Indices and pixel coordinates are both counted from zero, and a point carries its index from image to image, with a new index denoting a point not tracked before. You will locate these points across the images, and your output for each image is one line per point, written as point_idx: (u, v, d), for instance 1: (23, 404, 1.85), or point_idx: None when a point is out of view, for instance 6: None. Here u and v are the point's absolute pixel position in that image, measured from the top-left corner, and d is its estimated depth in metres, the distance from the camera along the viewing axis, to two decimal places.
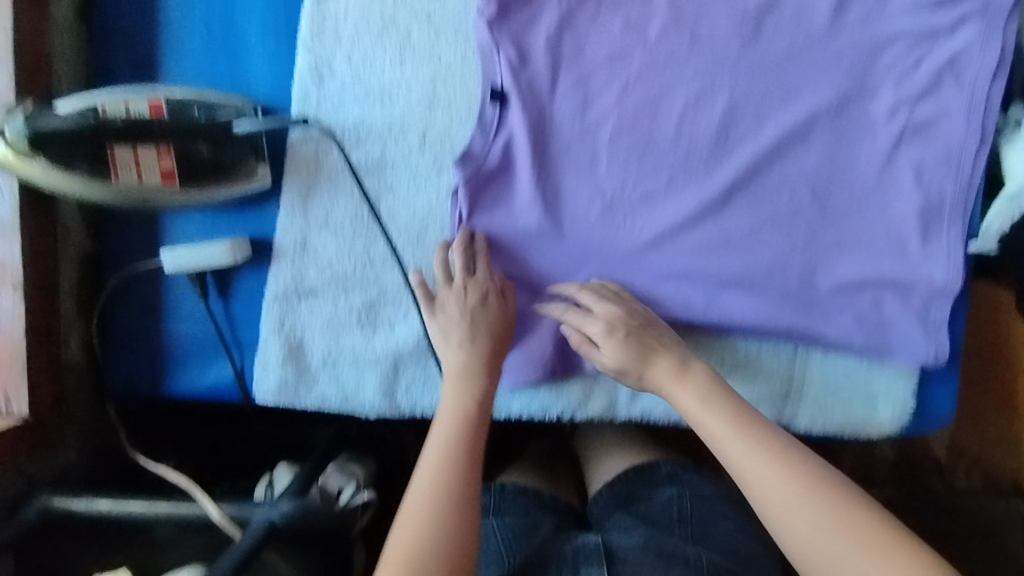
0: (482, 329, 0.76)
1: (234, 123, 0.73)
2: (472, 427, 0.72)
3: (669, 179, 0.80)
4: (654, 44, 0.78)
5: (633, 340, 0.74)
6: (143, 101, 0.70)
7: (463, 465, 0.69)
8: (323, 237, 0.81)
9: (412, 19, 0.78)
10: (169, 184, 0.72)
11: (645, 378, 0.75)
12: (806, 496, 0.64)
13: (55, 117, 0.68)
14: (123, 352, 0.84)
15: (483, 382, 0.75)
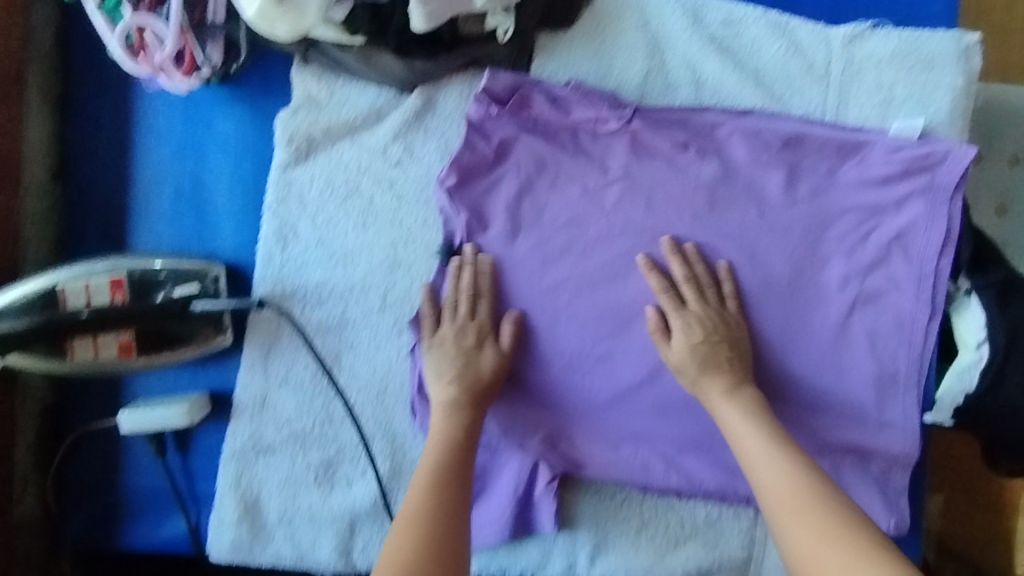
0: (473, 369, 0.76)
1: (193, 300, 0.74)
2: (460, 451, 0.72)
3: (626, 342, 0.80)
4: (610, 213, 0.79)
5: (700, 357, 0.74)
6: (103, 278, 0.72)
7: (444, 488, 0.68)
8: (282, 394, 0.81)
9: (374, 186, 0.80)
10: (127, 356, 0.74)
11: (696, 386, 0.75)
12: (809, 509, 0.62)
13: (20, 299, 0.71)
14: (82, 503, 0.84)
15: (468, 411, 0.75)
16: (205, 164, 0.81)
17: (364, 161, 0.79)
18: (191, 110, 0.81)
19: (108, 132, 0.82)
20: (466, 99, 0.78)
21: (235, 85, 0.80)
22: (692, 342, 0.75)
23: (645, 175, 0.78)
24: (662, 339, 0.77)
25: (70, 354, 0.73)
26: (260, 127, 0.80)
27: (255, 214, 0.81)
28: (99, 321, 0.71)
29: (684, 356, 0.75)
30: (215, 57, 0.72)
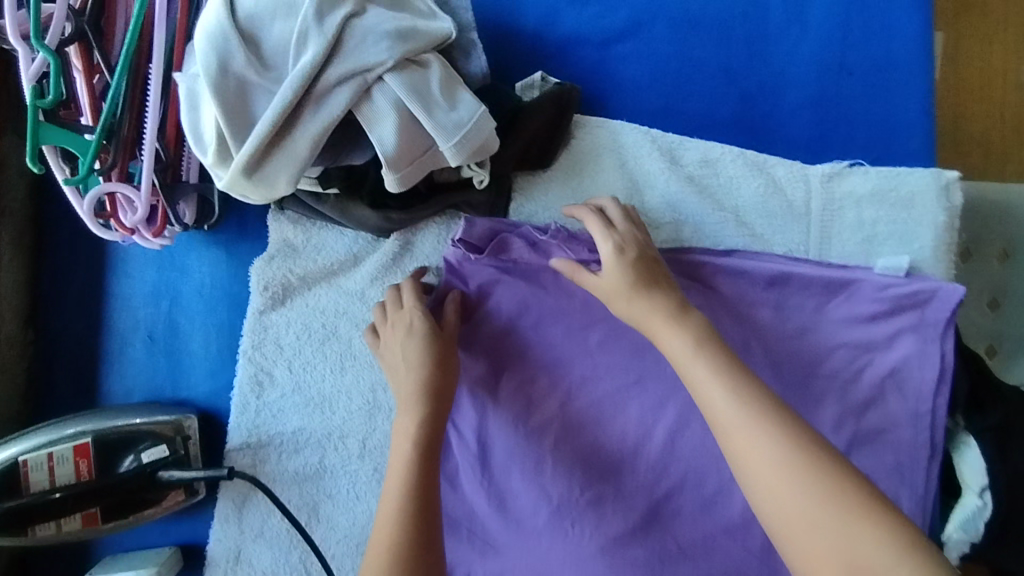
0: (420, 354, 0.69)
1: (164, 468, 0.72)
2: (423, 462, 0.63)
3: (615, 487, 0.77)
4: (595, 352, 0.77)
5: (640, 272, 0.66)
6: (67, 447, 0.70)
7: (410, 513, 0.60)
8: (258, 547, 0.78)
9: (352, 329, 0.78)
10: (91, 525, 0.72)
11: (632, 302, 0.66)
12: (789, 466, 0.51)
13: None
14: None
15: (425, 414, 0.66)
16: (180, 309, 0.80)
17: (342, 304, 0.78)
18: (167, 255, 0.80)
19: (85, 279, 0.81)
20: (443, 241, 0.78)
21: (208, 230, 0.79)
22: (628, 258, 0.67)
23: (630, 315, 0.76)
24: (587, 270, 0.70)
25: (29, 530, 0.70)
26: (236, 272, 0.79)
27: (229, 358, 0.79)
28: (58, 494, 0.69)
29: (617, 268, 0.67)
30: (187, 218, 0.74)
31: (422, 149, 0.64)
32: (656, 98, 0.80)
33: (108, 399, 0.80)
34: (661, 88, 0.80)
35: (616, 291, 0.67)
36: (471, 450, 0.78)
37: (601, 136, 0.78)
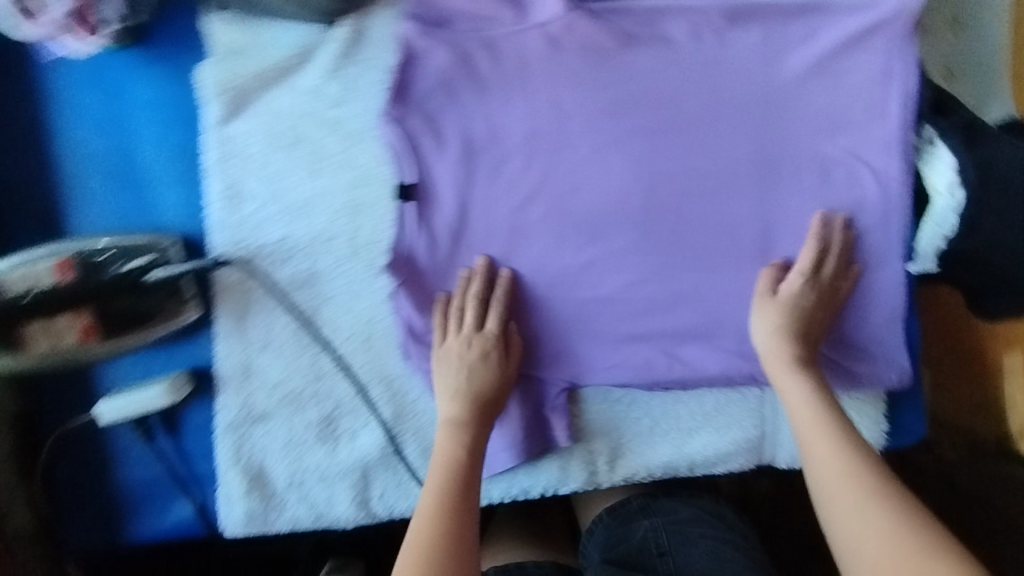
0: (478, 384, 0.75)
1: (149, 273, 0.72)
2: (465, 464, 0.71)
3: (604, 250, 0.78)
4: (566, 118, 0.76)
5: (797, 321, 0.75)
6: (49, 263, 0.69)
7: (452, 503, 0.68)
8: (266, 359, 0.79)
9: (317, 128, 0.76)
10: (87, 342, 0.70)
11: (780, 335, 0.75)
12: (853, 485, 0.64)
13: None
14: (74, 509, 0.81)
15: (466, 421, 0.74)
16: (133, 134, 0.76)
17: (303, 102, 0.75)
18: (108, 78, 0.75)
19: (24, 119, 0.76)
20: (396, 25, 0.75)
21: (146, 44, 0.75)
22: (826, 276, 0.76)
23: (595, 74, 0.75)
24: (769, 287, 0.76)
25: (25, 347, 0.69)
26: (184, 82, 0.75)
27: (194, 177, 0.77)
28: (53, 305, 0.68)
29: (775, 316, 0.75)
30: (117, 14, 0.71)
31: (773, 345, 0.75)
32: None
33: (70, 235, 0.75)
34: None
35: (769, 316, 0.76)
36: (452, 229, 0.77)
37: None
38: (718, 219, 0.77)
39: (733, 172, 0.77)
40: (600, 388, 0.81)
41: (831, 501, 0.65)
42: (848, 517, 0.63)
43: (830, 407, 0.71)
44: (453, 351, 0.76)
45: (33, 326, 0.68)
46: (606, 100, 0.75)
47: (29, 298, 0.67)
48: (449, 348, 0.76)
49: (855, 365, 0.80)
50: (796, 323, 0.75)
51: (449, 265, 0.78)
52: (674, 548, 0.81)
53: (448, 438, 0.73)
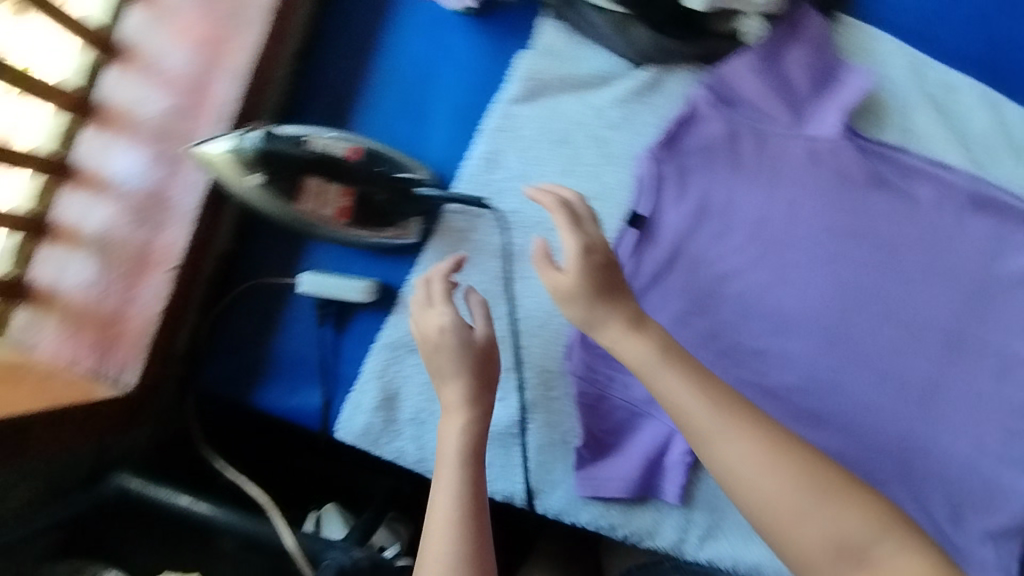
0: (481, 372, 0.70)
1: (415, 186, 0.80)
2: (474, 462, 0.66)
3: (781, 345, 0.83)
4: (796, 222, 0.83)
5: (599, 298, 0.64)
6: (344, 144, 0.77)
7: (467, 523, 0.62)
8: (449, 302, 0.85)
9: (587, 138, 0.85)
10: (340, 219, 0.77)
11: (591, 309, 0.64)
12: (792, 488, 0.53)
13: (281, 139, 0.74)
14: (219, 354, 0.85)
15: (475, 413, 0.68)
16: (437, 77, 0.86)
17: (585, 114, 0.85)
18: (439, 26, 0.86)
19: (358, 29, 0.87)
20: (692, 86, 0.84)
21: (484, 16, 0.86)
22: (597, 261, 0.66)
23: (838, 200, 0.82)
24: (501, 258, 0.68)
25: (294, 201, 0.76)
26: (497, 56, 0.86)
27: (468, 132, 0.86)
28: (337, 174, 0.76)
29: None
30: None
31: (602, 316, 0.64)
32: (912, 18, 0.87)
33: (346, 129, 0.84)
34: (919, 12, 0.87)
35: (573, 303, 0.65)
36: (659, 266, 0.84)
37: (857, 35, 0.86)
38: (893, 368, 0.82)
39: (922, 331, 0.82)
40: None
41: (782, 525, 0.53)
42: (791, 524, 0.53)
43: (741, 419, 0.56)
44: (427, 322, 0.72)
45: (312, 180, 0.76)
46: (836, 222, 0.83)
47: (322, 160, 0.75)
48: (420, 321, 0.73)
49: (967, 558, 0.80)
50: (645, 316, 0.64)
51: (640, 296, 0.84)
52: None
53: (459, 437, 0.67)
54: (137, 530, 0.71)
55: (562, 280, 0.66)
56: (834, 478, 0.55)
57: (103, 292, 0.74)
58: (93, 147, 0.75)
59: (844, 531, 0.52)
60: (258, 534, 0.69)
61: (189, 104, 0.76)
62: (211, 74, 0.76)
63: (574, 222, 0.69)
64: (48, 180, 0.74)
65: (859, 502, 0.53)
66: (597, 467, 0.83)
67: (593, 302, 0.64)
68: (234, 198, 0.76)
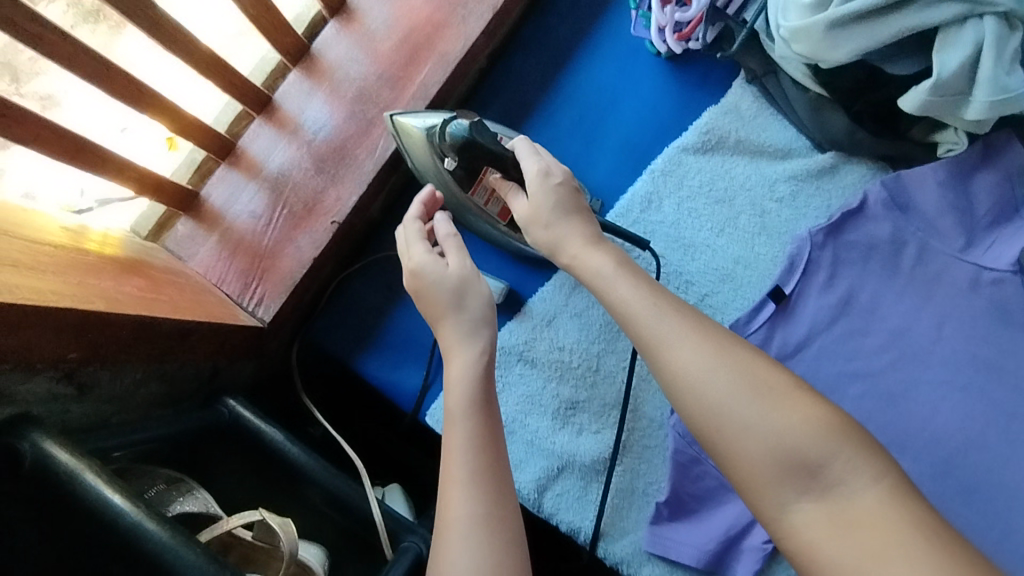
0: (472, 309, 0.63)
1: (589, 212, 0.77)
2: (482, 414, 0.59)
3: (892, 461, 0.80)
4: (939, 342, 0.82)
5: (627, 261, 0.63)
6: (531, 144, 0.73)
7: (488, 472, 0.57)
8: (569, 323, 0.86)
9: (748, 205, 0.86)
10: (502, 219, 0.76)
11: (551, 226, 0.66)
12: (775, 410, 0.51)
13: (483, 136, 0.72)
14: (341, 312, 0.88)
15: (486, 361, 0.62)
16: (620, 112, 0.89)
17: (751, 181, 0.86)
18: (636, 66, 0.90)
19: (557, 48, 0.91)
20: (869, 181, 0.84)
21: (680, 66, 0.89)
22: (554, 183, 0.67)
23: (986, 334, 0.81)
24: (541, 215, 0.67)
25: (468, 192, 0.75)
26: (683, 106, 0.89)
27: (634, 171, 0.89)
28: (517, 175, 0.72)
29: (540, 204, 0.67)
30: (708, 39, 0.85)
31: (565, 235, 0.66)
32: None
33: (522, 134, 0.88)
34: None
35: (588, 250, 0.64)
36: (788, 347, 0.83)
37: None
38: (1010, 522, 0.77)
39: None
40: None
41: (769, 475, 0.50)
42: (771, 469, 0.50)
43: (730, 346, 0.55)
44: (428, 258, 0.65)
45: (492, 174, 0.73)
46: (980, 355, 0.81)
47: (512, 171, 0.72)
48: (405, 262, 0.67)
49: None
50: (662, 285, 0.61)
51: None
52: None
53: (463, 379, 0.60)
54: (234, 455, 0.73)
55: (523, 207, 0.69)
56: (742, 362, 0.54)
57: (264, 225, 0.77)
58: (296, 92, 0.81)
59: (791, 437, 0.50)
60: (351, 500, 0.69)
61: (394, 75, 0.80)
62: (421, 54, 0.80)
63: (536, 150, 0.70)
64: (250, 111, 0.80)
65: (854, 433, 0.50)
66: (669, 529, 0.80)
67: (553, 222, 0.66)
68: (419, 170, 0.78)
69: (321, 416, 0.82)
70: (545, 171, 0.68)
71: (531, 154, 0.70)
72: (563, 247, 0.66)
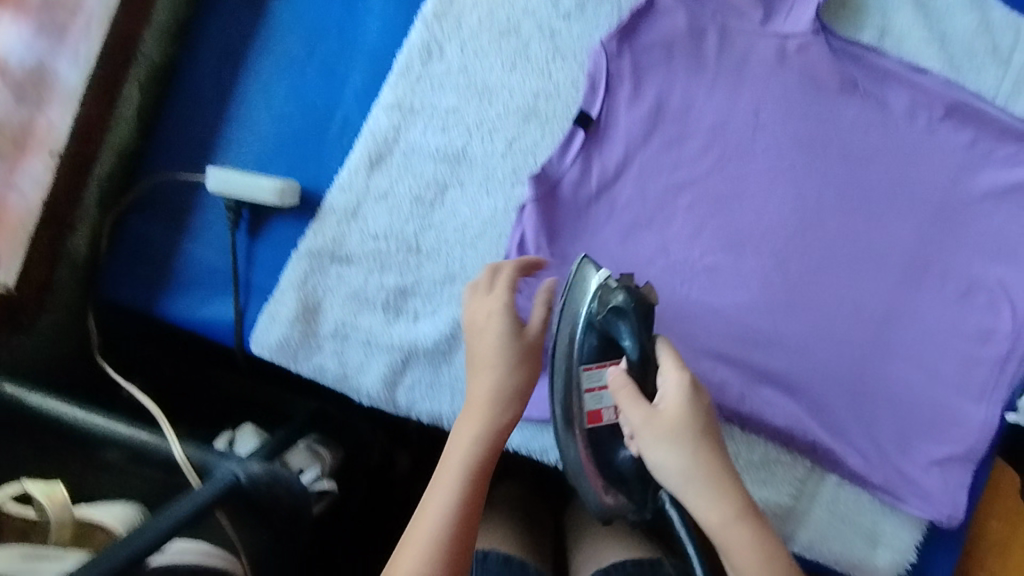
0: (519, 376, 0.67)
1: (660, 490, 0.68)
2: (473, 482, 0.61)
3: (732, 261, 0.78)
4: (758, 129, 0.77)
5: (710, 476, 0.57)
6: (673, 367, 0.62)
7: (473, 490, 0.61)
8: (376, 207, 0.77)
9: (535, 30, 0.77)
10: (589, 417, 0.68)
11: (693, 458, 0.58)
12: None
13: (634, 331, 0.64)
14: (121, 257, 0.78)
15: (498, 435, 0.64)
16: None
17: (532, 2, 0.77)
18: None
19: None
20: None
21: None
22: (700, 405, 0.60)
23: (804, 108, 0.77)
24: (693, 458, 0.58)
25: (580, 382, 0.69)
26: None
27: (405, 20, 0.78)
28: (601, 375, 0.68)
29: (676, 422, 0.59)
30: None
31: (683, 465, 0.58)
32: None
33: (582, 267, 0.69)
34: None
35: (661, 446, 0.59)
36: (608, 172, 0.77)
37: None
38: (852, 290, 0.77)
39: (884, 250, 0.77)
40: None
41: None
42: None
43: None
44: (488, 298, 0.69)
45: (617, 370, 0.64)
46: (800, 131, 0.77)
47: (651, 370, 0.64)
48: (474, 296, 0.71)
49: (906, 481, 0.78)
50: (746, 506, 0.57)
51: (584, 211, 0.78)
52: None
53: (490, 402, 0.65)
54: (22, 438, 0.65)
55: (660, 414, 0.60)
56: None
57: None
58: None
59: None
60: (143, 446, 0.63)
61: None
62: None
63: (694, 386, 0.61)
64: None
65: None
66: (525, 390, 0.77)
67: (682, 441, 0.58)
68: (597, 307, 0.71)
69: (116, 375, 0.74)
70: (694, 386, 0.61)
71: (675, 365, 0.62)
72: (690, 491, 0.58)
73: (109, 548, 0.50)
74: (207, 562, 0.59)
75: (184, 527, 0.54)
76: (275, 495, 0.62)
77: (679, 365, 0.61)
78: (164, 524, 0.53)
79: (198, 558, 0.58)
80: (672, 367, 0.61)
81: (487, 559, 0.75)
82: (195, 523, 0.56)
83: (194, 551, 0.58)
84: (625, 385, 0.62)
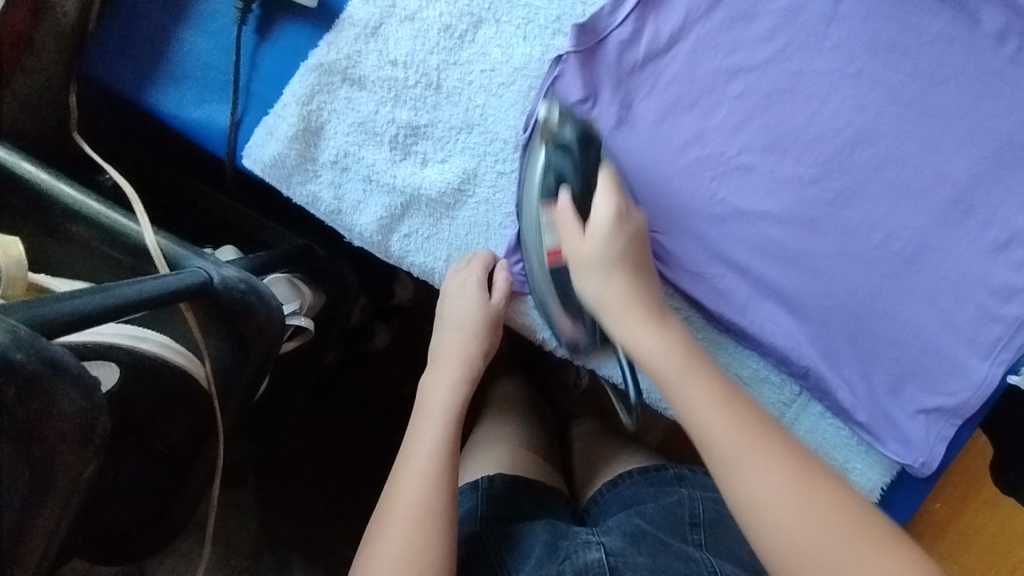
0: (489, 337, 0.70)
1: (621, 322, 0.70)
2: (453, 423, 0.65)
3: (770, 164, 0.72)
4: (833, 23, 0.71)
5: (635, 284, 0.63)
6: (608, 188, 0.64)
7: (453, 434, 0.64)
8: (401, 30, 0.72)
9: None
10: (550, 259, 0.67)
11: (609, 281, 0.63)
12: (764, 441, 0.56)
13: (577, 157, 0.64)
14: (116, 35, 0.73)
15: (472, 383, 0.68)
16: None
17: None
18: None
19: None
20: None
21: None
22: (626, 230, 0.63)
23: (886, 9, 0.71)
24: (607, 273, 0.63)
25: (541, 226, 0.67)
26: None
27: None
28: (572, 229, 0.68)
29: (595, 251, 0.63)
30: None
31: (603, 282, 0.63)
32: None
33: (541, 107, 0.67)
34: None
35: (589, 270, 0.64)
36: (660, 42, 0.72)
37: None
38: (887, 218, 0.71)
39: (932, 179, 0.70)
40: (665, 281, 0.75)
41: (754, 489, 0.55)
42: (747, 484, 0.55)
43: (721, 386, 0.59)
44: (458, 286, 0.70)
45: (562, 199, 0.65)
46: (875, 33, 0.71)
47: (589, 199, 0.65)
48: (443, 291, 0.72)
49: (885, 423, 0.73)
50: (657, 311, 0.63)
51: (627, 77, 0.73)
52: (708, 522, 0.69)
53: (466, 355, 0.69)
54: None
55: (584, 243, 0.63)
56: (739, 394, 0.60)
57: None
58: None
59: (772, 492, 0.54)
60: (115, 229, 0.58)
61: None
62: None
63: (624, 209, 0.63)
64: None
65: (824, 479, 0.55)
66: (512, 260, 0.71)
67: (605, 260, 0.63)
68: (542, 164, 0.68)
69: (92, 151, 0.68)
70: (623, 215, 0.64)
71: (608, 192, 0.64)
72: (606, 313, 0.64)
73: (56, 297, 0.43)
74: (167, 359, 0.56)
75: (141, 307, 0.48)
76: (248, 305, 0.57)
77: (612, 195, 0.64)
78: (119, 296, 0.47)
79: (159, 352, 0.56)
80: (603, 195, 0.63)
81: (494, 482, 0.72)
82: (157, 309, 0.50)
83: (155, 342, 0.56)
84: (568, 212, 0.64)
